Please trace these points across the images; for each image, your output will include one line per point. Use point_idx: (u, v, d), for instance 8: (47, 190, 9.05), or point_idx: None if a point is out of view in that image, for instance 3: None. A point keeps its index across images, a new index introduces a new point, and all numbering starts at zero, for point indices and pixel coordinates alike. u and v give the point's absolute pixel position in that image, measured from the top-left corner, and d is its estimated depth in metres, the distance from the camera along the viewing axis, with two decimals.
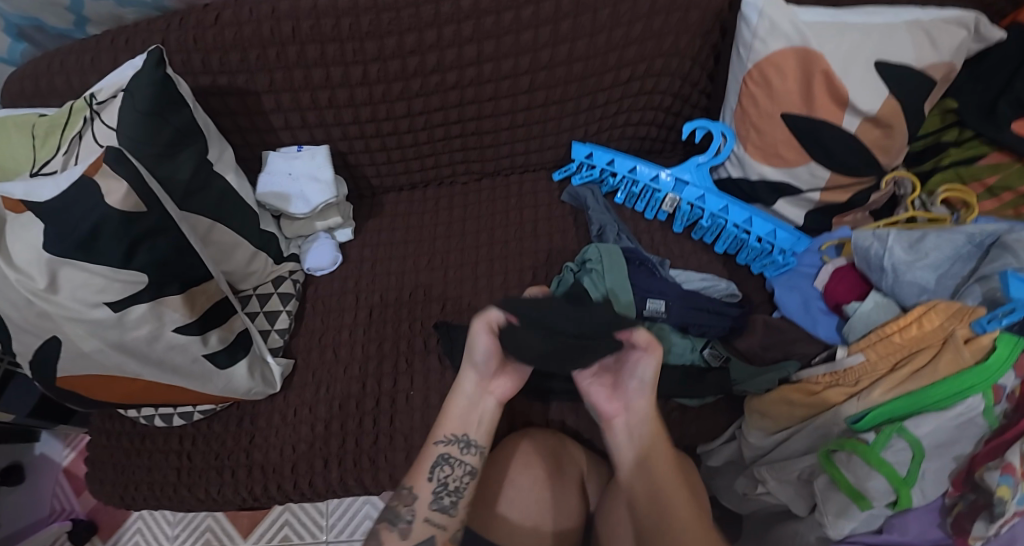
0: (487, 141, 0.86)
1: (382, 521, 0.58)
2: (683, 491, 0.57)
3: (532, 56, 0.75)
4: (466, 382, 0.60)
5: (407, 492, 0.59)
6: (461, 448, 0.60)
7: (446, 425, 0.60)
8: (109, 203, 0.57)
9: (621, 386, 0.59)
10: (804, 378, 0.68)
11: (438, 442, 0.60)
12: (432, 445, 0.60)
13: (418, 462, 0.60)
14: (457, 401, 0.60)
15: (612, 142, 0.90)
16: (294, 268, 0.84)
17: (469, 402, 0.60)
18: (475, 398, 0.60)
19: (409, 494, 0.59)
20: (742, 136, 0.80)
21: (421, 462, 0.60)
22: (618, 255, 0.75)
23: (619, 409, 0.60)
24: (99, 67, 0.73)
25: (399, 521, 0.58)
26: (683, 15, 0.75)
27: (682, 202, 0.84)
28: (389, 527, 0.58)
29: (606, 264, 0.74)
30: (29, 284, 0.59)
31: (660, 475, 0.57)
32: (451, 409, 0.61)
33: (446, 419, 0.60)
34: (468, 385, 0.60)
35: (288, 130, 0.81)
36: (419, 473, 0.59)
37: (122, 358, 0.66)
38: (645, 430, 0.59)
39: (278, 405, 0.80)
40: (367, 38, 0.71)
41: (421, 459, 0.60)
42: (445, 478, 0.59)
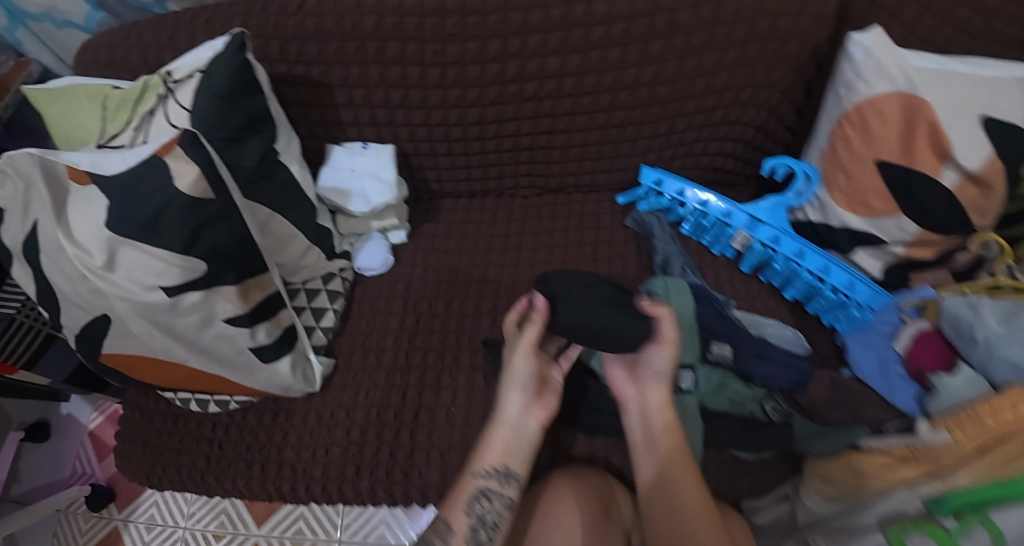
0: (556, 156, 0.83)
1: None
2: (693, 477, 0.58)
3: (617, 74, 0.72)
4: (510, 410, 0.62)
5: (443, 525, 0.58)
6: (501, 483, 0.60)
7: (488, 457, 0.60)
8: (178, 187, 0.56)
9: (636, 370, 0.63)
10: (876, 448, 0.64)
11: (479, 474, 0.60)
12: (472, 477, 0.60)
13: (454, 493, 0.60)
14: (499, 432, 0.62)
15: (683, 170, 0.86)
16: (344, 265, 0.82)
17: (507, 430, 0.62)
18: (516, 426, 0.62)
19: (444, 525, 0.58)
20: (827, 180, 0.76)
21: (458, 494, 0.59)
22: (686, 291, 0.71)
23: (635, 393, 0.64)
24: (175, 44, 0.72)
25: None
26: (780, 46, 0.71)
27: (753, 241, 0.79)
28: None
29: (673, 299, 0.70)
30: (87, 260, 0.57)
31: (683, 484, 0.58)
32: (494, 443, 0.61)
33: (488, 451, 0.61)
34: (508, 413, 0.62)
35: (356, 125, 0.78)
36: (457, 507, 0.58)
37: (168, 343, 0.64)
38: (668, 439, 0.60)
39: (315, 404, 0.78)
40: (449, 40, 0.69)
41: (462, 489, 0.60)
42: (483, 512, 0.58)
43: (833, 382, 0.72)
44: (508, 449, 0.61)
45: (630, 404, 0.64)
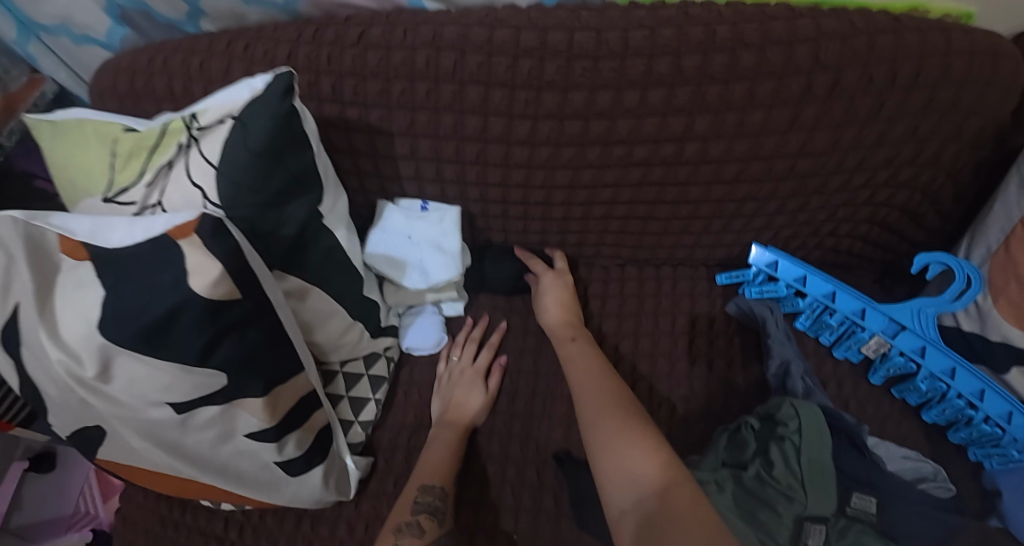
0: (653, 228, 0.68)
1: (421, 512, 0.55)
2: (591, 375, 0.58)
3: (753, 141, 0.57)
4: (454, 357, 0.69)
5: (437, 490, 0.57)
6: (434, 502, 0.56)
7: (449, 441, 0.62)
8: (194, 286, 0.42)
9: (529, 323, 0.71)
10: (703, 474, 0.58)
11: (455, 454, 0.61)
12: (447, 456, 0.61)
13: (425, 464, 0.60)
14: (445, 431, 0.63)
15: (800, 251, 0.72)
16: (391, 343, 0.69)
17: (469, 418, 0.64)
18: (475, 371, 0.67)
19: (439, 491, 0.57)
20: (994, 287, 0.61)
21: (433, 464, 0.60)
22: (818, 419, 0.57)
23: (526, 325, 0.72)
24: (207, 74, 0.58)
25: (436, 511, 0.55)
26: (962, 120, 0.56)
27: (892, 349, 0.65)
28: (430, 515, 0.55)
29: (809, 438, 0.56)
30: (75, 369, 0.44)
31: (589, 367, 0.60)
32: (433, 451, 0.61)
33: (436, 447, 0.61)
34: (472, 409, 0.65)
35: (415, 180, 0.64)
36: (440, 471, 0.59)
37: (176, 460, 0.51)
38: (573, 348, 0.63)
39: (348, 512, 0.65)
40: (547, 88, 0.55)
41: (439, 464, 0.60)
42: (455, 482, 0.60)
43: (987, 537, 0.56)
44: (460, 434, 0.63)
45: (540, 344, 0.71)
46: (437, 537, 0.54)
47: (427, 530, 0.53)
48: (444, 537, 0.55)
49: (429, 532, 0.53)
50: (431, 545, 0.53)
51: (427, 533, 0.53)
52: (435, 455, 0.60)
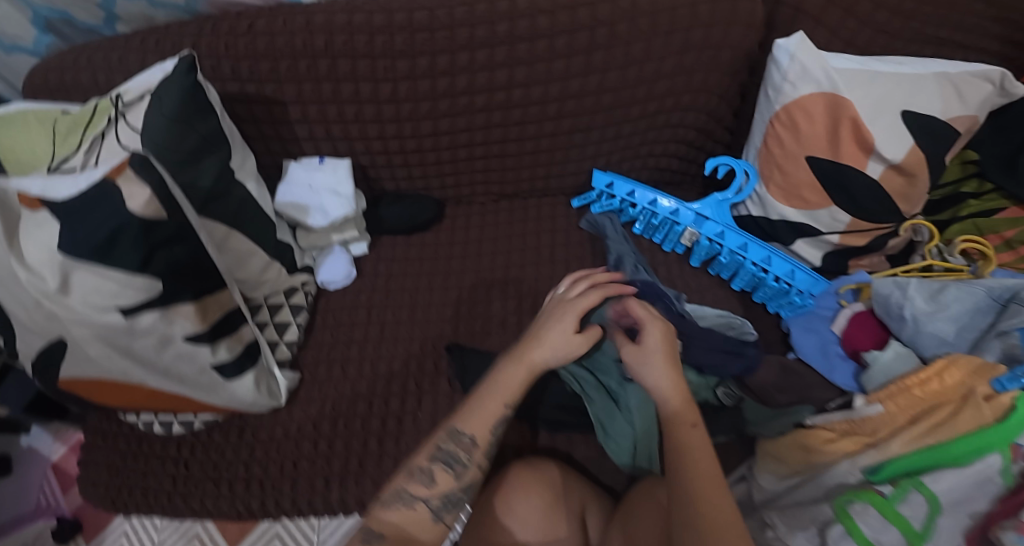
0: (509, 163, 0.87)
1: (437, 461, 0.59)
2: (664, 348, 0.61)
3: (563, 84, 0.75)
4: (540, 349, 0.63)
5: (465, 439, 0.60)
6: (461, 448, 0.60)
7: (508, 393, 0.62)
8: (131, 209, 0.56)
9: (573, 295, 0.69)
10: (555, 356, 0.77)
11: (505, 406, 0.61)
12: (498, 405, 0.61)
13: (479, 413, 0.61)
14: (519, 371, 0.62)
15: (633, 172, 0.91)
16: (306, 279, 0.84)
17: (539, 367, 0.63)
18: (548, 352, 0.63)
19: (467, 441, 0.60)
20: (765, 176, 0.80)
21: (484, 415, 0.61)
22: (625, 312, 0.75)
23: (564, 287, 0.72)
24: (125, 66, 0.74)
25: (454, 463, 0.59)
26: (714, 53, 0.74)
27: (700, 237, 0.84)
28: (444, 467, 0.59)
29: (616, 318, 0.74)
30: (40, 284, 0.57)
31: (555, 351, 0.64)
32: (513, 378, 0.62)
33: (506, 383, 0.62)
34: (537, 360, 0.63)
35: (311, 140, 0.81)
36: (482, 423, 0.61)
37: (126, 364, 0.64)
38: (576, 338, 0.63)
39: (282, 419, 0.78)
40: (399, 56, 0.71)
41: (486, 413, 0.61)
42: (497, 436, 0.62)
43: (782, 367, 0.74)
44: (529, 374, 0.63)
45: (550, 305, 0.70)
46: (450, 489, 0.58)
47: (439, 481, 0.58)
48: (457, 491, 0.59)
49: (441, 483, 0.58)
50: (439, 496, 0.58)
51: (437, 485, 0.58)
52: (511, 381, 0.62)
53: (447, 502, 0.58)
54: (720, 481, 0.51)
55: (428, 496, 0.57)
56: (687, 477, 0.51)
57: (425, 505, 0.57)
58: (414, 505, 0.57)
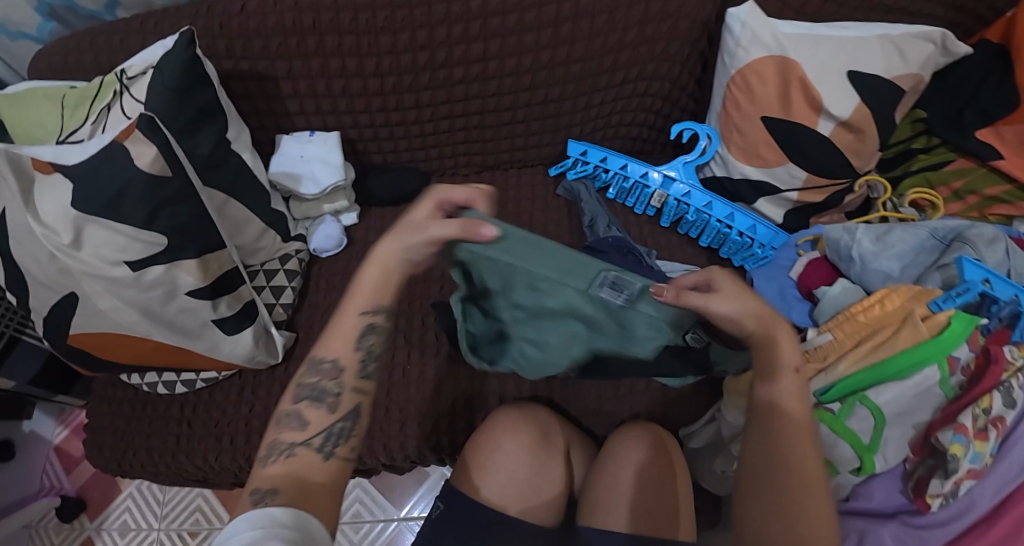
0: (488, 134, 0.93)
1: (303, 400, 0.53)
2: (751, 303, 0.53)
3: (534, 56, 0.81)
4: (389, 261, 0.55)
5: (328, 366, 0.54)
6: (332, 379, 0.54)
7: (359, 300, 0.56)
8: (139, 166, 0.62)
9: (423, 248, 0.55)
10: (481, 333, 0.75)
11: (362, 314, 0.56)
12: (354, 317, 0.56)
13: (334, 332, 0.56)
14: (371, 272, 0.55)
15: (605, 141, 0.97)
16: (300, 247, 0.89)
17: (392, 262, 0.55)
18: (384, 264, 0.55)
19: (331, 366, 0.54)
20: (725, 138, 0.87)
21: (339, 332, 0.56)
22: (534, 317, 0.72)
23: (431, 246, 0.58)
24: (127, 47, 0.79)
25: (323, 397, 0.53)
26: (673, 24, 0.80)
27: (668, 198, 0.92)
28: (314, 403, 0.53)
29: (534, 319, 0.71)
30: (54, 239, 0.63)
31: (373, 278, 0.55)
32: (365, 281, 0.56)
33: (362, 290, 0.56)
34: (390, 257, 0.55)
35: (302, 115, 0.87)
36: (343, 343, 0.55)
37: (134, 318, 0.69)
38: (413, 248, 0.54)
39: (279, 376, 0.84)
40: (382, 32, 0.77)
41: (341, 332, 0.55)
42: (371, 348, 0.56)
43: None
44: (385, 274, 0.55)
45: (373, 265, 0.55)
46: (328, 424, 0.52)
47: (312, 420, 0.52)
48: (341, 422, 0.53)
49: (314, 423, 0.52)
50: (319, 434, 0.51)
51: (311, 425, 0.52)
52: (363, 287, 0.56)
53: (332, 437, 0.52)
54: (819, 464, 0.50)
55: (306, 439, 0.51)
56: (788, 453, 0.49)
57: (307, 448, 0.51)
58: (294, 452, 0.50)
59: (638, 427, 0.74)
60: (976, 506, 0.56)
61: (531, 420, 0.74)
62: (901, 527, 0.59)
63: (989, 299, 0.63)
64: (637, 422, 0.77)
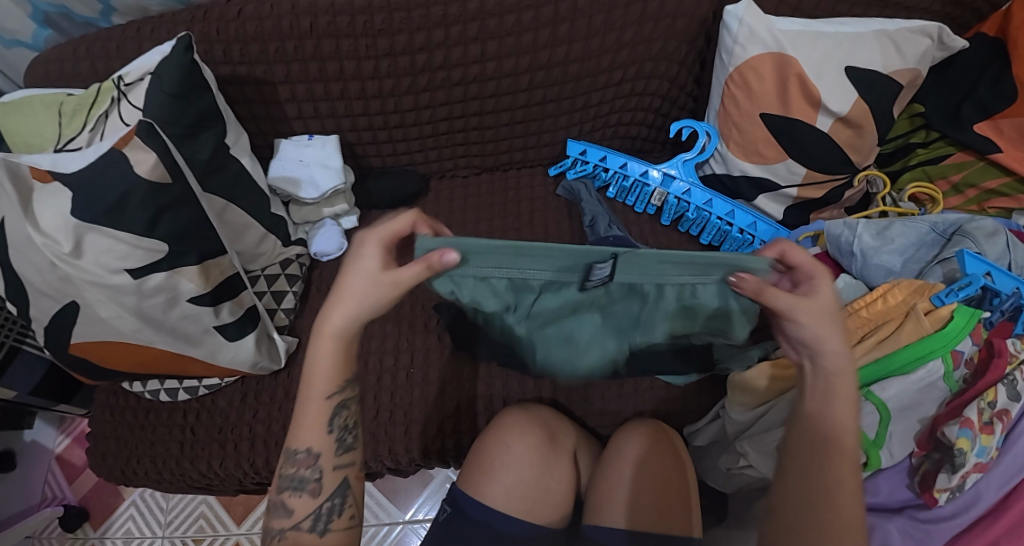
0: (487, 135, 0.93)
1: (285, 490, 0.54)
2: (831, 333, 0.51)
3: (531, 56, 0.81)
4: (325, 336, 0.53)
5: (304, 455, 0.54)
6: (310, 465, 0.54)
7: (319, 384, 0.53)
8: (138, 173, 0.62)
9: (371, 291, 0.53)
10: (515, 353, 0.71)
11: (328, 397, 0.54)
12: (320, 399, 0.54)
13: (302, 425, 0.54)
14: (323, 346, 0.53)
15: (605, 141, 0.97)
16: (300, 251, 0.89)
17: (341, 335, 0.52)
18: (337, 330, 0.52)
19: (307, 455, 0.54)
20: (725, 135, 0.87)
21: (309, 417, 0.54)
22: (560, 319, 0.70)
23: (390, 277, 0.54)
24: (124, 54, 0.79)
25: (304, 484, 0.54)
26: (670, 22, 0.80)
27: (668, 195, 0.92)
28: (296, 492, 0.54)
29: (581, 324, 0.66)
30: (55, 247, 0.62)
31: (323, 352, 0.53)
32: (319, 357, 0.53)
33: (318, 373, 0.53)
34: (332, 326, 0.52)
35: (300, 119, 0.87)
36: (313, 432, 0.54)
37: (136, 325, 0.69)
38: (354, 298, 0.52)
39: (282, 381, 0.84)
40: (380, 35, 0.76)
41: (310, 418, 0.54)
42: (344, 422, 0.56)
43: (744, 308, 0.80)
44: (338, 347, 0.53)
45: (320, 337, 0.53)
46: (314, 508, 0.54)
47: (297, 508, 0.54)
48: (325, 502, 0.55)
49: (299, 510, 0.54)
50: (307, 517, 0.54)
51: (296, 512, 0.54)
52: (320, 363, 0.53)
53: (321, 517, 0.54)
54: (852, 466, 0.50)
55: (295, 524, 0.53)
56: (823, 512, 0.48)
57: (295, 532, 0.53)
58: (285, 536, 0.53)
59: (643, 424, 0.75)
60: (981, 499, 0.56)
61: (533, 422, 0.73)
62: (908, 520, 0.58)
63: (991, 292, 0.63)
64: (642, 420, 0.76)
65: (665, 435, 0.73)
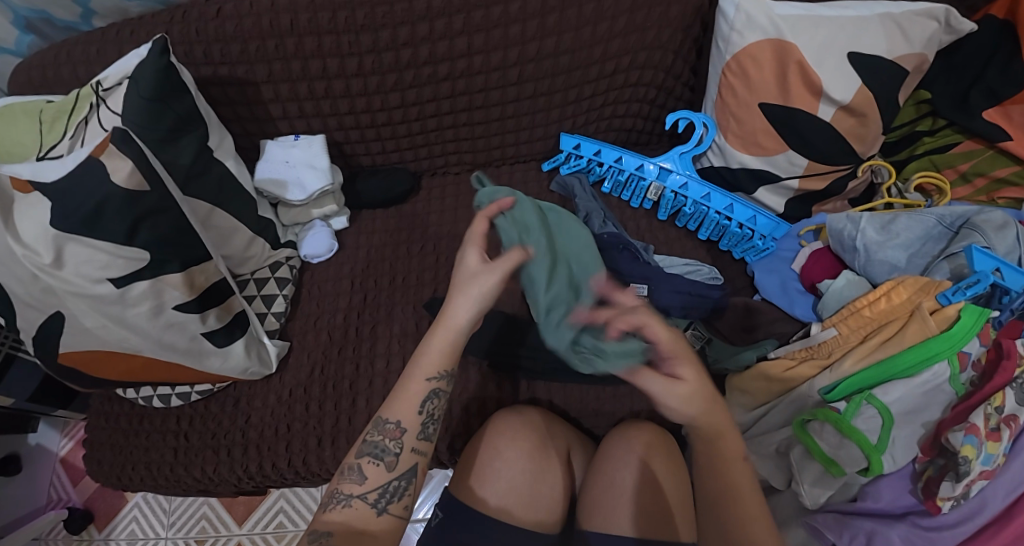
0: (478, 131, 0.91)
1: (364, 456, 0.56)
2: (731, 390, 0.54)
3: (520, 48, 0.78)
4: (455, 314, 0.55)
5: (392, 426, 0.56)
6: (395, 436, 0.56)
7: (426, 364, 0.56)
8: (115, 181, 0.60)
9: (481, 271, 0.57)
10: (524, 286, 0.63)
11: (428, 379, 0.57)
12: (421, 381, 0.57)
13: (400, 397, 0.57)
14: (441, 336, 0.56)
15: (599, 134, 0.95)
16: (290, 254, 0.89)
17: (457, 331, 0.56)
18: (462, 330, 0.56)
19: (394, 428, 0.56)
20: (722, 126, 0.84)
21: (407, 395, 0.56)
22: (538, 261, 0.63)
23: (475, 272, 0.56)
24: (104, 58, 0.78)
25: (384, 455, 0.56)
26: (664, 10, 0.77)
27: (665, 190, 0.90)
28: (372, 460, 0.55)
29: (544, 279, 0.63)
30: (36, 259, 0.61)
31: (431, 346, 0.56)
32: (432, 346, 0.56)
33: (430, 354, 0.56)
34: (457, 320, 0.55)
35: (285, 119, 0.85)
36: (408, 407, 0.56)
37: (122, 333, 0.68)
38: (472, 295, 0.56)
39: (274, 386, 0.84)
40: (362, 31, 0.74)
41: (407, 394, 0.56)
42: (432, 410, 0.58)
43: (745, 307, 0.77)
44: (452, 338, 0.56)
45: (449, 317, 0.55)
46: (385, 481, 0.55)
47: (371, 476, 0.55)
48: (395, 480, 0.55)
49: (373, 478, 0.55)
50: (375, 490, 0.54)
51: (369, 480, 0.55)
52: (432, 353, 0.56)
53: (387, 494, 0.55)
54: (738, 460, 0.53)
55: (363, 492, 0.54)
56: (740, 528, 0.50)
57: (362, 500, 0.54)
58: (351, 503, 0.54)
59: (634, 425, 0.73)
60: (985, 509, 0.54)
61: (529, 417, 0.73)
62: (910, 528, 0.56)
63: (1001, 290, 0.61)
64: (635, 423, 0.74)
65: (661, 436, 0.72)
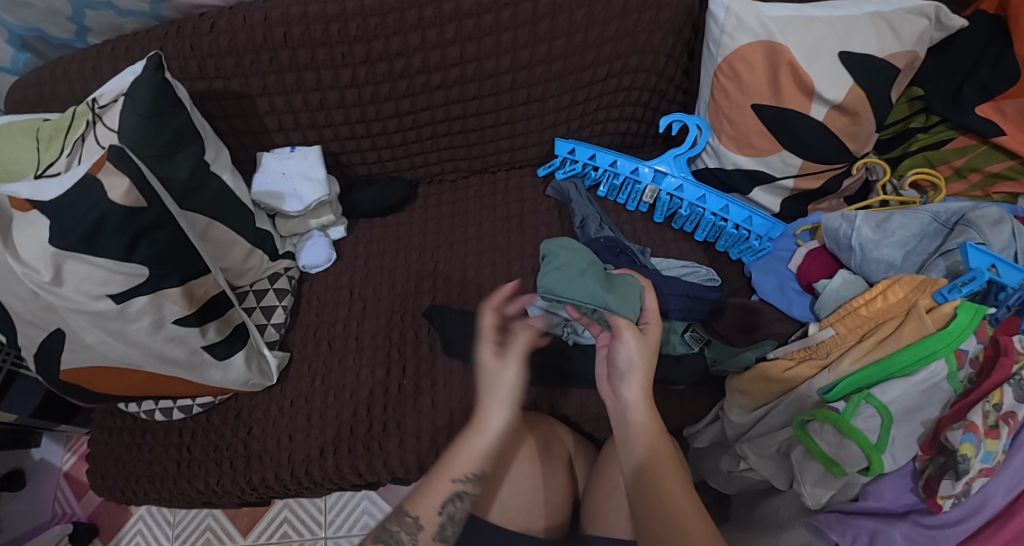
0: (473, 138, 0.91)
1: (379, 543, 0.56)
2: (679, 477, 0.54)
3: (513, 55, 0.78)
4: (488, 420, 0.58)
5: (411, 520, 0.57)
6: (410, 533, 0.56)
7: (454, 465, 0.58)
8: (112, 198, 0.59)
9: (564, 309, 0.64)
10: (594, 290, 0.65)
11: (453, 479, 0.58)
12: (445, 480, 0.58)
13: (426, 493, 0.58)
14: (471, 439, 0.58)
15: (594, 137, 0.95)
16: (289, 265, 0.89)
17: (489, 436, 0.58)
18: (497, 436, 0.58)
19: (413, 523, 0.57)
20: (716, 128, 0.85)
21: (429, 493, 0.58)
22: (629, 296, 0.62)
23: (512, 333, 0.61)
24: (100, 74, 0.78)
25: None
26: (656, 13, 0.77)
27: (661, 193, 0.91)
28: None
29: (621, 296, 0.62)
30: (35, 277, 0.61)
31: (465, 446, 0.58)
32: (464, 447, 0.59)
33: (460, 456, 0.58)
34: (488, 425, 0.58)
35: (281, 131, 0.85)
36: (428, 506, 0.57)
37: (122, 348, 0.69)
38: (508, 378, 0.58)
39: (275, 397, 0.84)
40: (355, 42, 0.74)
41: (427, 489, 0.58)
42: (452, 512, 0.58)
43: (743, 307, 0.80)
44: (485, 443, 0.58)
45: (485, 424, 0.58)
46: None
47: None
48: None
49: None
50: None
51: None
52: (463, 453, 0.58)
53: None
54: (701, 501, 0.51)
55: None
56: None
57: None
58: None
59: None
60: (988, 505, 0.53)
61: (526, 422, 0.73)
62: (912, 526, 0.55)
63: (997, 286, 0.61)
64: None
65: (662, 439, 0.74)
